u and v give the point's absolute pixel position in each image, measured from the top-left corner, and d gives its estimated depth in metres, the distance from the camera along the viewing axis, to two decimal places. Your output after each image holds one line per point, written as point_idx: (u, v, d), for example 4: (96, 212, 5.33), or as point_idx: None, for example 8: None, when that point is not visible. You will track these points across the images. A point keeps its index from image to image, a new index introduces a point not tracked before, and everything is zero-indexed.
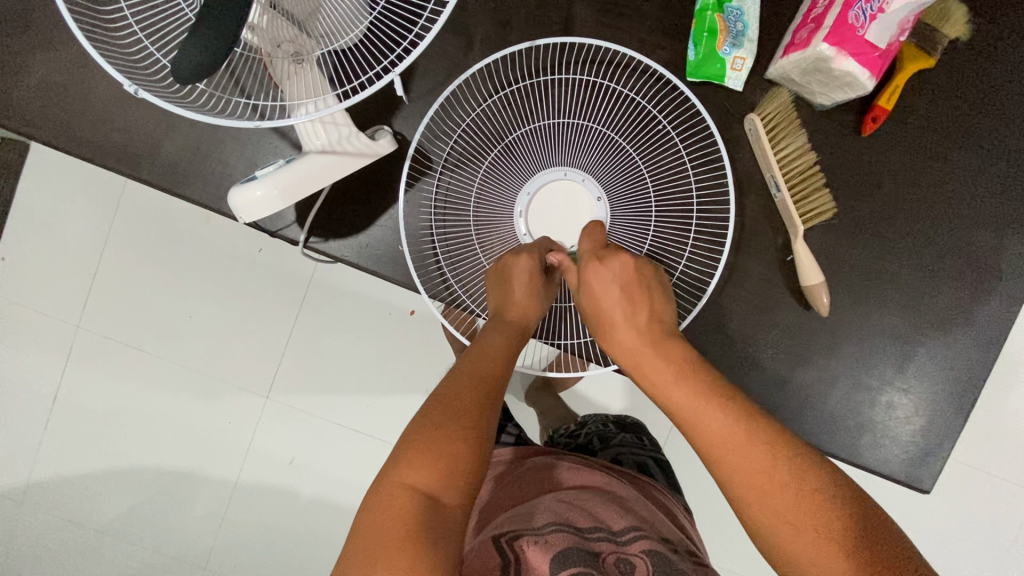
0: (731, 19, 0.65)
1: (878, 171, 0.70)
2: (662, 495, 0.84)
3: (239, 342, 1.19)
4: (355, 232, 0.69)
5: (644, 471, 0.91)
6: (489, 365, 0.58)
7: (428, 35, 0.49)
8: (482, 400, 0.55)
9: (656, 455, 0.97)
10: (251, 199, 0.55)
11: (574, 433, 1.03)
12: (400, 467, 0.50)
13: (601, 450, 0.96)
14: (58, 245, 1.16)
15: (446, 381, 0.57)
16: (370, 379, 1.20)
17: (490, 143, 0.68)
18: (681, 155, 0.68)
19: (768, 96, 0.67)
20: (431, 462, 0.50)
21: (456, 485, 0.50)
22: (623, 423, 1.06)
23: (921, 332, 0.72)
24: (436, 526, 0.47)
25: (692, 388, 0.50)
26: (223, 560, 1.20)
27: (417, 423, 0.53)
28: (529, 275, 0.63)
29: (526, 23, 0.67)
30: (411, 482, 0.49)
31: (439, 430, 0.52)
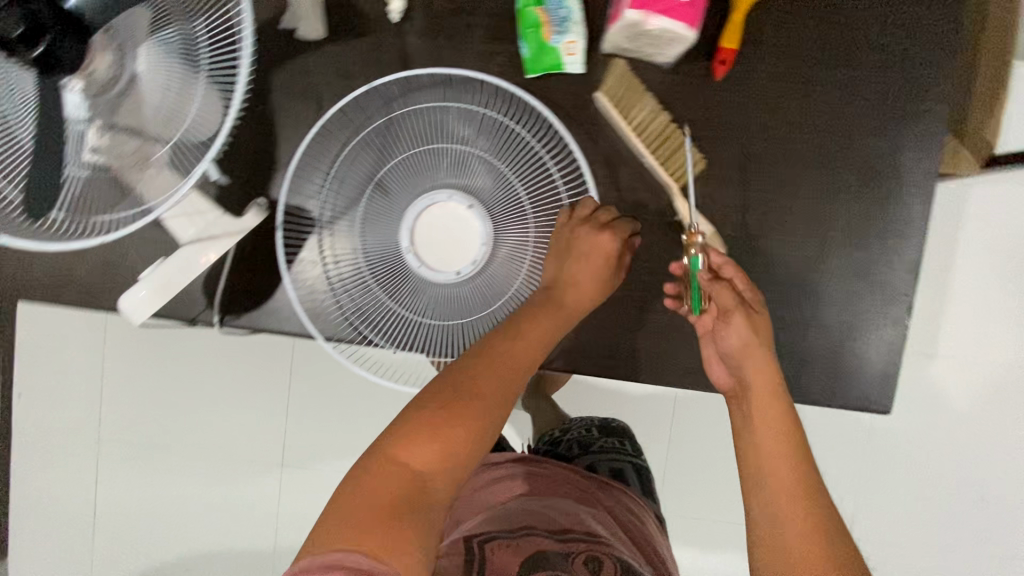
0: (552, 9, 0.66)
1: (745, 110, 0.69)
2: (635, 504, 0.83)
3: (235, 422, 1.24)
4: (260, 302, 0.73)
5: (620, 477, 0.91)
6: (517, 355, 0.60)
7: (235, 98, 0.53)
8: (504, 393, 0.57)
9: (637, 461, 0.97)
10: (136, 300, 0.60)
11: (556, 439, 1.01)
12: (397, 441, 0.52)
13: (580, 456, 0.95)
14: (53, 374, 1.24)
15: (466, 361, 0.59)
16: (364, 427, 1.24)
17: (361, 186, 0.72)
18: (540, 152, 0.70)
19: (606, 73, 0.68)
20: (429, 445, 0.52)
21: (451, 471, 0.52)
22: (606, 427, 1.04)
23: (833, 257, 0.71)
24: (419, 506, 0.49)
25: (773, 403, 0.58)
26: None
27: (427, 400, 0.55)
28: (603, 250, 0.64)
29: (366, 67, 0.70)
30: (403, 458, 0.51)
31: (452, 412, 0.54)
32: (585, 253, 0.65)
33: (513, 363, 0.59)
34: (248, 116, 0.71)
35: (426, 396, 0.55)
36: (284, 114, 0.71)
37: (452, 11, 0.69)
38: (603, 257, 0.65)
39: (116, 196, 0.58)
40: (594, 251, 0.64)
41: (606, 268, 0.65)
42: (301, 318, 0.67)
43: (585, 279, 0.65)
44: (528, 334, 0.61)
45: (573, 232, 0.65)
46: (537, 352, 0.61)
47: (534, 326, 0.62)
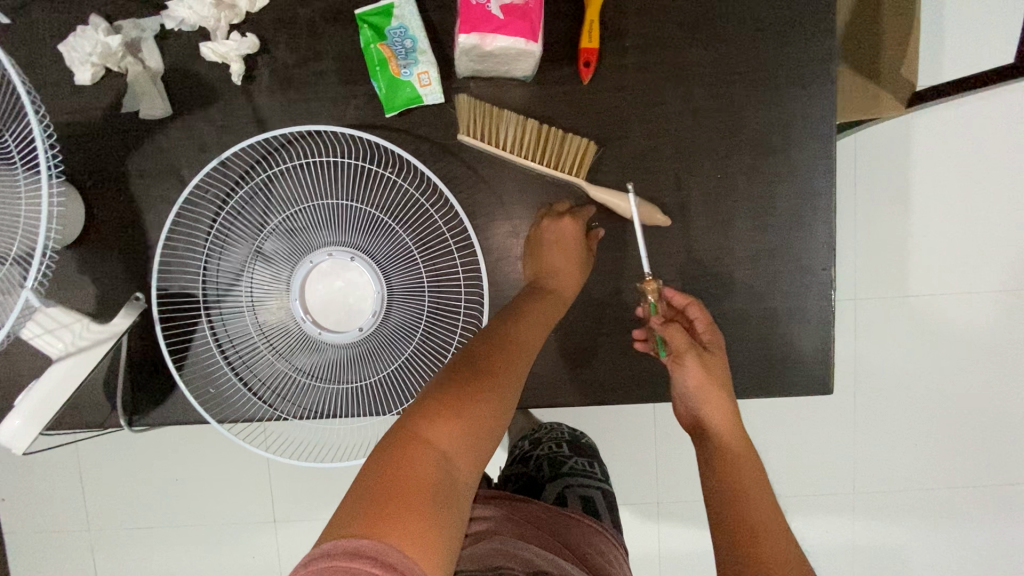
0: (395, 41, 0.62)
1: (623, 107, 0.65)
2: (605, 539, 0.78)
3: (206, 497, 1.22)
4: (164, 396, 0.69)
5: (588, 506, 0.86)
6: (525, 337, 0.59)
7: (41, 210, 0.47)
8: (514, 377, 0.56)
9: (605, 487, 0.93)
10: (11, 430, 0.57)
11: (525, 458, 0.99)
12: (424, 419, 0.49)
13: (547, 480, 0.92)
14: (17, 482, 1.23)
15: (481, 340, 0.57)
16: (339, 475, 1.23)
17: (240, 259, 0.68)
18: (413, 193, 0.67)
19: (456, 108, 0.64)
20: (453, 422, 0.49)
21: (472, 457, 0.50)
22: (578, 445, 1.02)
23: (746, 242, 0.67)
24: (444, 486, 0.46)
25: (730, 413, 0.63)
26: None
27: (441, 383, 0.52)
28: (574, 242, 0.64)
29: (222, 136, 0.67)
30: (431, 436, 0.48)
31: (467, 393, 0.51)
32: (555, 245, 0.64)
33: (517, 344, 0.58)
34: (114, 210, 0.68)
35: (442, 377, 0.53)
36: (149, 199, 0.68)
37: (297, 61, 0.65)
38: (575, 245, 0.65)
39: None
40: (567, 246, 0.64)
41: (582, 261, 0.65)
42: (197, 409, 0.63)
43: (568, 275, 0.64)
44: (531, 317, 0.61)
45: (541, 229, 0.66)
46: (540, 337, 0.61)
47: (532, 309, 0.61)
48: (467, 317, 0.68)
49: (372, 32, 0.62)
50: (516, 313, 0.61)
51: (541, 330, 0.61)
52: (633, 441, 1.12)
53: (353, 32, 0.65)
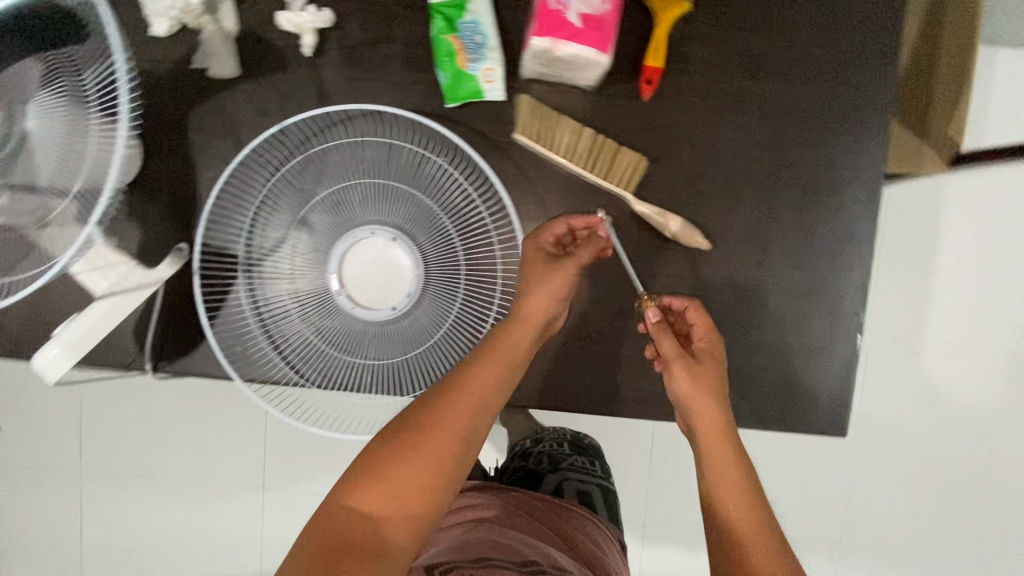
0: (467, 35, 0.64)
1: (677, 129, 0.66)
2: (598, 530, 0.83)
3: (202, 455, 1.24)
4: (192, 347, 0.71)
5: (585, 501, 0.92)
6: (481, 381, 0.57)
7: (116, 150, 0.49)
8: (460, 426, 0.54)
9: (604, 484, 0.98)
10: (48, 360, 0.58)
11: (525, 453, 1.01)
12: (355, 481, 0.51)
13: (547, 474, 0.96)
14: (20, 414, 1.25)
15: (432, 390, 0.57)
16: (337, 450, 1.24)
17: (285, 225, 0.69)
18: (462, 183, 0.68)
19: (517, 108, 0.65)
20: (384, 480, 0.51)
21: (406, 519, 0.51)
22: (578, 443, 1.04)
23: (778, 277, 0.68)
24: (373, 547, 0.48)
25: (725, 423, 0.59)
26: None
27: (382, 440, 0.53)
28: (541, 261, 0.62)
29: (284, 104, 0.68)
30: (357, 498, 0.50)
31: (405, 445, 0.53)
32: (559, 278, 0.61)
33: (481, 382, 0.57)
34: (169, 161, 0.70)
35: (386, 433, 0.54)
36: (204, 155, 0.70)
37: (367, 42, 0.67)
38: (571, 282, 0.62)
39: (24, 255, 0.57)
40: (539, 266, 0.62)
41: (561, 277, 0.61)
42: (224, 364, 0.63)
43: (537, 290, 0.61)
44: (504, 348, 0.59)
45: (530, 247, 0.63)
46: (503, 381, 0.58)
47: (497, 345, 0.59)
48: (499, 311, 0.69)
49: (446, 22, 0.64)
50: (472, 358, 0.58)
51: (501, 373, 0.58)
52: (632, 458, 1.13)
53: (425, 20, 0.66)
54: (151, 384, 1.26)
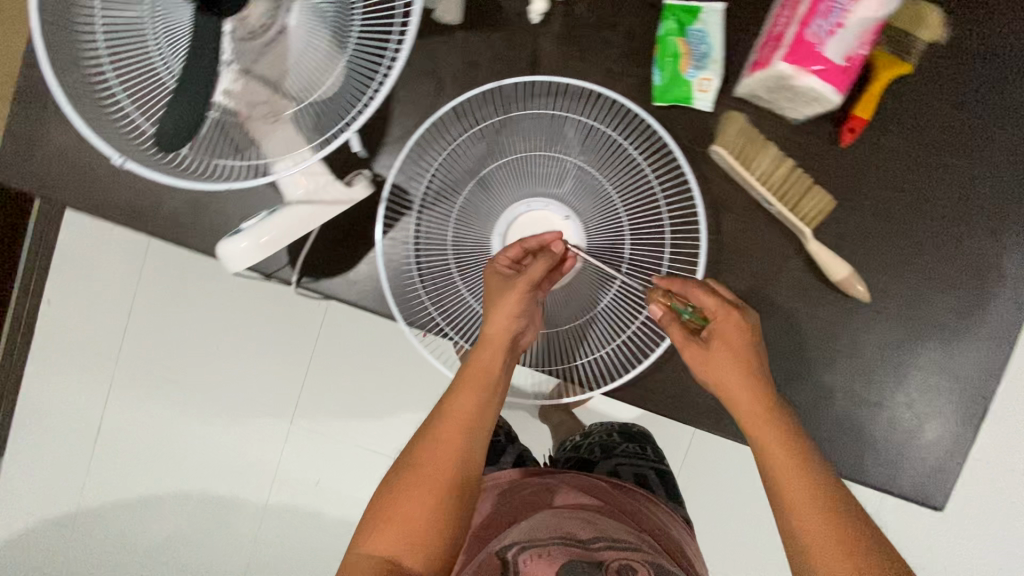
0: (694, 42, 0.66)
1: (865, 181, 0.68)
2: (658, 507, 0.85)
3: (256, 373, 1.33)
4: (343, 270, 0.73)
5: (643, 484, 0.93)
6: (462, 407, 0.60)
7: (386, 84, 0.54)
8: (449, 459, 0.57)
9: (659, 467, 0.99)
10: (236, 250, 0.59)
11: (577, 444, 1.04)
12: (368, 535, 0.54)
13: (603, 460, 0.98)
14: (98, 288, 1.31)
15: (422, 429, 0.60)
16: (380, 399, 1.32)
17: (466, 178, 0.71)
18: (650, 182, 0.69)
19: (724, 123, 0.67)
20: (392, 528, 0.54)
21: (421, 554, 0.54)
22: (628, 432, 1.06)
23: (915, 345, 0.70)
24: None
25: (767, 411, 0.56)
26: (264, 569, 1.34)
27: (384, 488, 0.57)
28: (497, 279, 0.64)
29: (493, 62, 0.70)
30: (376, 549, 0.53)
31: (403, 490, 0.56)
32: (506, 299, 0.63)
33: (463, 418, 0.59)
34: None
35: (387, 479, 0.58)
36: (403, 90, 0.70)
37: (592, 24, 0.69)
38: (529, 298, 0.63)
39: (243, 145, 0.59)
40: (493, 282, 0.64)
41: (512, 289, 0.62)
42: (390, 300, 0.66)
43: (500, 304, 0.62)
44: (473, 380, 0.61)
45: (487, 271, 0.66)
46: (485, 403, 0.60)
47: (471, 371, 0.61)
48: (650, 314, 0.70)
49: (677, 25, 0.66)
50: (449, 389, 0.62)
51: (480, 397, 0.60)
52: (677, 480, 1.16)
53: (654, 17, 0.68)
54: (228, 292, 1.31)
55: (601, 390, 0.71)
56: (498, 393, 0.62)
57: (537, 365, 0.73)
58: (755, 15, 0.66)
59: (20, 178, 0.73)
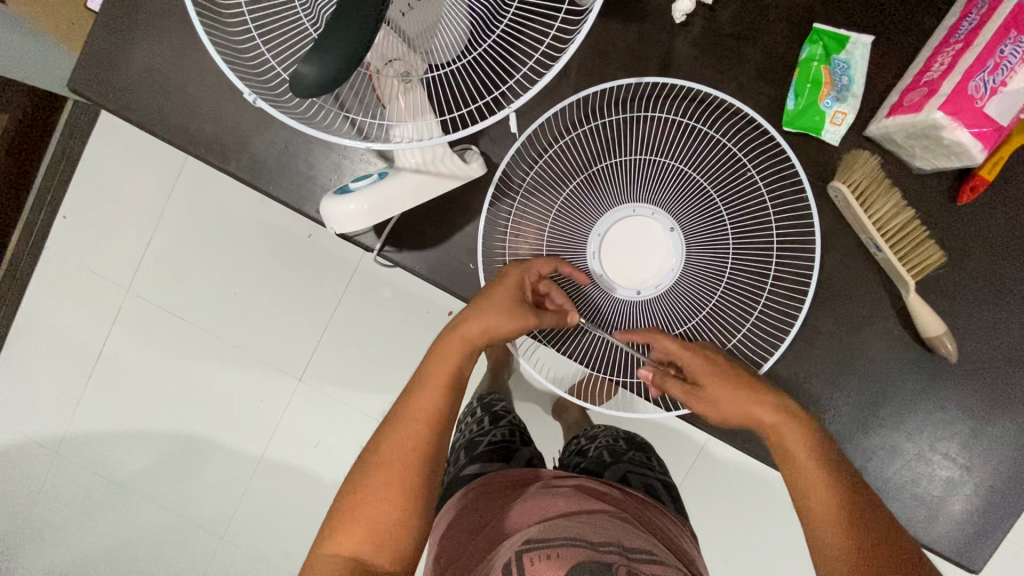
0: (838, 72, 0.64)
1: (976, 243, 0.66)
2: (673, 524, 0.73)
3: (272, 322, 1.26)
4: (428, 245, 0.70)
5: (653, 496, 0.79)
6: (425, 408, 0.58)
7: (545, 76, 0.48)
8: (407, 460, 0.57)
9: (667, 479, 0.85)
10: (343, 212, 0.56)
11: (582, 449, 0.91)
12: (328, 541, 0.55)
13: (609, 467, 0.84)
14: (121, 210, 1.24)
15: (383, 428, 0.59)
16: (398, 370, 1.26)
17: (574, 172, 0.68)
18: (766, 207, 0.66)
19: (851, 162, 0.65)
20: (355, 530, 0.55)
21: (383, 551, 0.54)
22: (633, 441, 0.93)
23: (995, 414, 0.68)
24: None
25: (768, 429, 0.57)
26: (244, 527, 1.28)
27: (345, 488, 0.57)
28: (510, 289, 0.61)
29: (624, 55, 0.67)
30: (339, 552, 0.54)
31: (363, 494, 0.56)
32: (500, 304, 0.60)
33: (425, 419, 0.58)
34: None
35: (349, 478, 0.58)
36: None
37: (733, 33, 0.66)
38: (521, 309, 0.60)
39: (369, 104, 0.56)
40: (499, 294, 0.60)
41: (518, 318, 0.59)
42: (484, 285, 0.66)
43: (491, 319, 0.59)
44: (434, 379, 0.59)
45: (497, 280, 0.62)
46: (447, 403, 0.59)
47: (439, 372, 0.59)
48: (739, 342, 0.67)
49: (824, 51, 0.64)
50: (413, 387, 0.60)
51: (442, 399, 0.59)
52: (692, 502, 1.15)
53: (797, 39, 0.66)
54: (257, 237, 1.24)
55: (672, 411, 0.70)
56: (459, 396, 0.60)
57: (608, 373, 0.71)
58: (900, 57, 0.65)
59: (104, 95, 0.68)
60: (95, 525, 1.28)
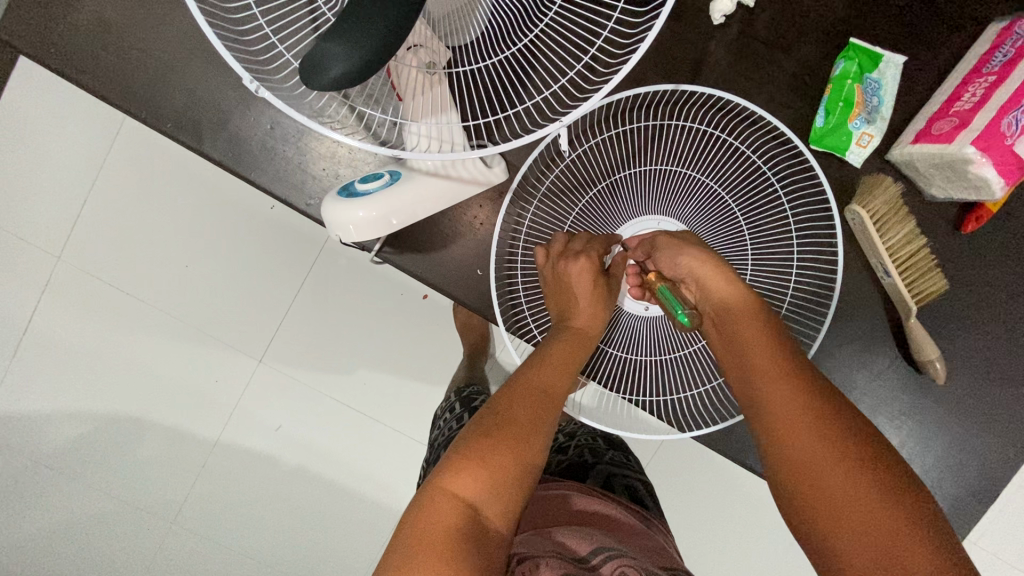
0: (869, 92, 0.62)
1: (972, 271, 0.68)
2: (659, 530, 0.72)
3: (230, 299, 1.16)
4: (431, 248, 0.64)
5: (636, 501, 0.78)
6: (545, 383, 0.57)
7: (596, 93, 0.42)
8: (535, 423, 0.56)
9: (645, 479, 0.85)
10: (354, 220, 0.50)
11: (562, 446, 0.88)
12: (444, 476, 0.51)
13: (593, 468, 0.82)
14: (49, 167, 1.09)
15: (501, 393, 0.58)
16: (367, 353, 1.20)
17: (596, 177, 0.65)
18: (787, 228, 0.64)
19: (871, 187, 0.64)
20: (477, 474, 0.51)
21: (500, 502, 0.51)
22: (612, 439, 0.91)
23: (977, 436, 0.71)
24: (484, 541, 0.48)
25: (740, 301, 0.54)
26: (196, 512, 1.20)
27: (467, 434, 0.54)
28: (593, 277, 0.60)
29: (655, 54, 0.62)
30: (455, 491, 0.50)
31: (490, 443, 0.53)
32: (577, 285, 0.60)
33: (552, 390, 0.58)
34: None
35: (467, 432, 0.55)
36: None
37: (769, 40, 0.63)
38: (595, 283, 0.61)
39: (384, 99, 0.50)
40: (583, 287, 0.60)
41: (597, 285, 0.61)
42: (495, 300, 0.61)
43: (587, 310, 0.62)
44: (557, 358, 0.59)
45: (566, 267, 0.60)
46: (569, 384, 0.59)
47: (556, 357, 0.59)
48: None
49: (858, 69, 0.62)
50: (530, 364, 0.59)
51: (567, 377, 0.59)
52: (663, 494, 1.16)
53: (831, 53, 0.63)
54: (211, 207, 1.13)
55: (678, 430, 0.69)
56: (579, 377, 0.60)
57: (616, 389, 0.69)
58: (929, 79, 0.64)
59: (44, 50, 0.56)
60: (23, 511, 1.17)
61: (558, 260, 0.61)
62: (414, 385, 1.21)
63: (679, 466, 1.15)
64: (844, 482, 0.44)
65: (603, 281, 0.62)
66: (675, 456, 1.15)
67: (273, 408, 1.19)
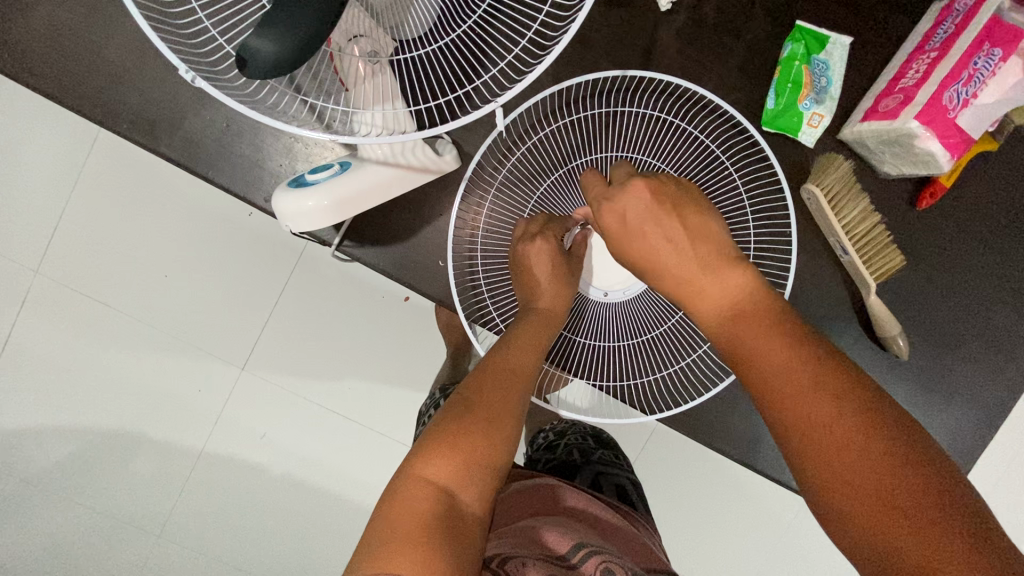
0: (816, 73, 0.63)
1: (931, 246, 0.69)
2: (645, 531, 0.71)
3: (209, 307, 1.15)
4: (394, 241, 0.65)
5: (624, 500, 0.78)
6: (515, 365, 0.57)
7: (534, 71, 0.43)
8: (504, 406, 0.55)
9: (635, 480, 0.84)
10: (301, 208, 0.50)
11: (551, 445, 0.88)
12: (416, 462, 0.51)
13: (581, 468, 0.81)
14: (23, 182, 1.09)
15: (470, 379, 0.57)
16: (348, 357, 1.19)
17: (553, 165, 0.65)
18: (743, 208, 0.65)
19: (825, 166, 0.64)
20: (449, 459, 0.51)
21: (475, 485, 0.51)
22: (601, 438, 0.92)
23: (948, 411, 0.71)
24: (459, 524, 0.48)
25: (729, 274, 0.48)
26: (181, 524, 1.19)
27: (440, 421, 0.54)
28: (552, 259, 0.61)
29: (607, 44, 0.63)
30: (428, 476, 0.50)
31: (460, 427, 0.53)
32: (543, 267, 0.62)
33: (519, 371, 0.57)
34: None
35: (437, 418, 0.55)
36: None
37: (717, 25, 0.64)
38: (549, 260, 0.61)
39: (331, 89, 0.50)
40: (542, 267, 0.61)
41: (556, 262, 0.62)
42: (454, 290, 0.62)
43: (550, 289, 0.62)
44: (523, 339, 0.59)
45: (524, 250, 0.62)
46: (538, 364, 0.59)
47: (524, 337, 0.59)
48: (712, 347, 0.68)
49: (805, 50, 0.63)
50: (497, 346, 0.59)
51: (535, 356, 0.59)
52: (650, 487, 1.16)
53: (779, 36, 0.64)
54: (185, 217, 1.13)
55: (646, 414, 0.69)
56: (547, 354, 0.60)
57: (582, 374, 0.69)
58: (876, 59, 0.65)
59: None
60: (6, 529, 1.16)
61: (524, 245, 0.62)
62: (397, 387, 1.21)
63: (665, 458, 1.15)
64: (876, 481, 0.38)
65: (562, 262, 0.62)
66: (660, 449, 1.15)
67: (256, 416, 1.19)
